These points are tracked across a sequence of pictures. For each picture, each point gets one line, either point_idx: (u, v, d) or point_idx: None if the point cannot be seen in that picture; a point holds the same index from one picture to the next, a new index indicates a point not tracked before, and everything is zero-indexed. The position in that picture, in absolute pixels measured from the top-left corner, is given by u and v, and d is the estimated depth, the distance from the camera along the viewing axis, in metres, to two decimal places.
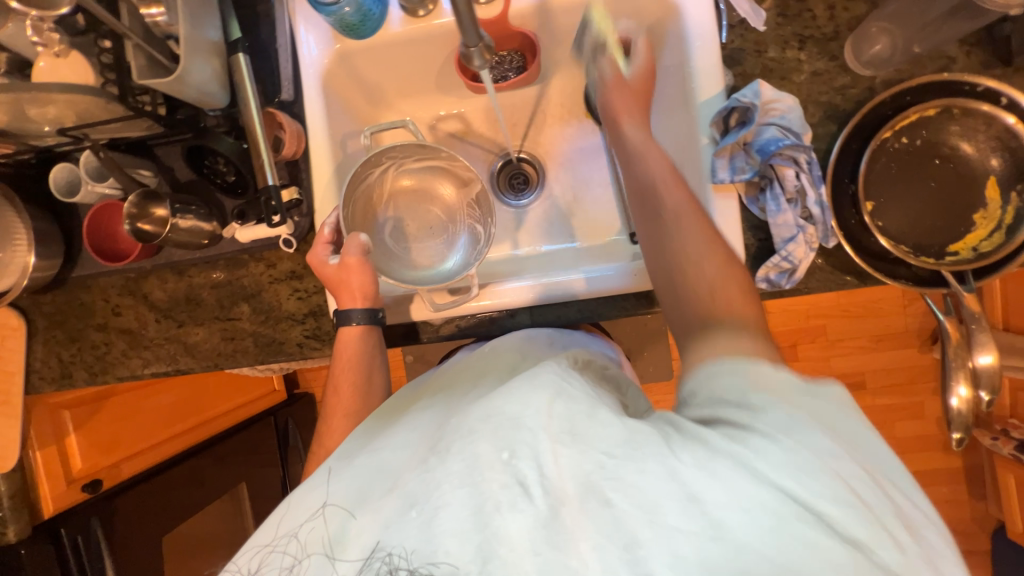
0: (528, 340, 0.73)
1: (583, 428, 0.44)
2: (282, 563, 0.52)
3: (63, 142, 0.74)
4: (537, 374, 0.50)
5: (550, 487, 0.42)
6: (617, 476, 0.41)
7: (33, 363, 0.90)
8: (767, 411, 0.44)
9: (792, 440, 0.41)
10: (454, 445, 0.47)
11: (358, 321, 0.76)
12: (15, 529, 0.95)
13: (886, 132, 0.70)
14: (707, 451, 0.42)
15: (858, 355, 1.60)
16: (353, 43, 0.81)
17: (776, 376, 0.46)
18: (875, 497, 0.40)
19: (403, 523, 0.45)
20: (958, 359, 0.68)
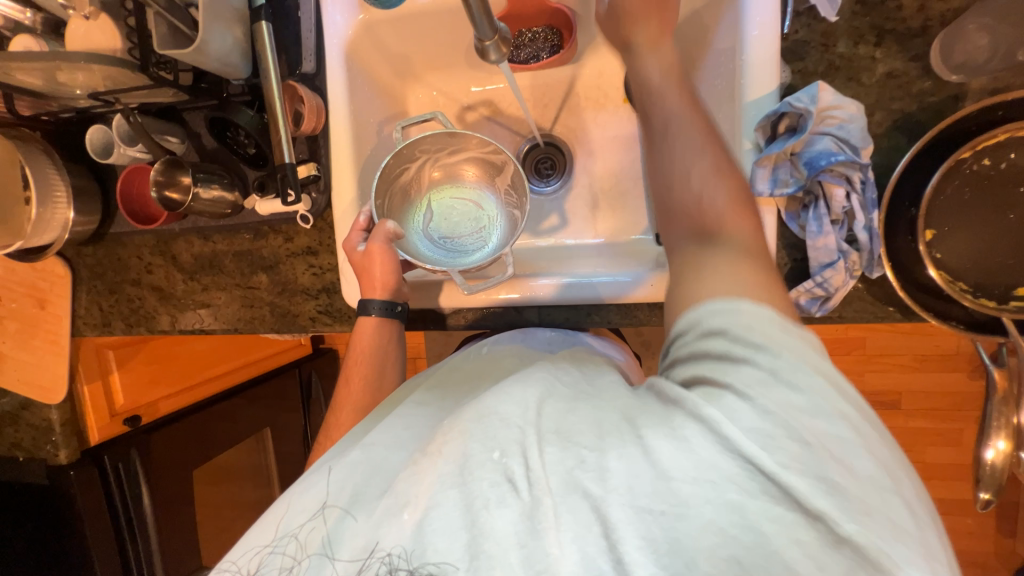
0: (528, 343, 0.72)
1: (569, 425, 0.42)
2: (282, 564, 0.48)
3: (97, 105, 0.76)
4: (527, 373, 0.48)
5: (530, 482, 0.40)
6: (593, 466, 0.39)
7: (78, 310, 0.97)
8: (760, 367, 0.39)
9: (782, 407, 0.37)
10: (443, 437, 0.45)
11: (376, 313, 0.74)
12: (65, 452, 1.08)
13: (967, 152, 0.60)
14: (683, 420, 0.39)
15: (898, 374, 1.45)
16: (380, 13, 0.77)
17: (778, 327, 0.41)
18: (872, 476, 0.37)
19: (395, 522, 0.44)
20: (1000, 414, 0.61)
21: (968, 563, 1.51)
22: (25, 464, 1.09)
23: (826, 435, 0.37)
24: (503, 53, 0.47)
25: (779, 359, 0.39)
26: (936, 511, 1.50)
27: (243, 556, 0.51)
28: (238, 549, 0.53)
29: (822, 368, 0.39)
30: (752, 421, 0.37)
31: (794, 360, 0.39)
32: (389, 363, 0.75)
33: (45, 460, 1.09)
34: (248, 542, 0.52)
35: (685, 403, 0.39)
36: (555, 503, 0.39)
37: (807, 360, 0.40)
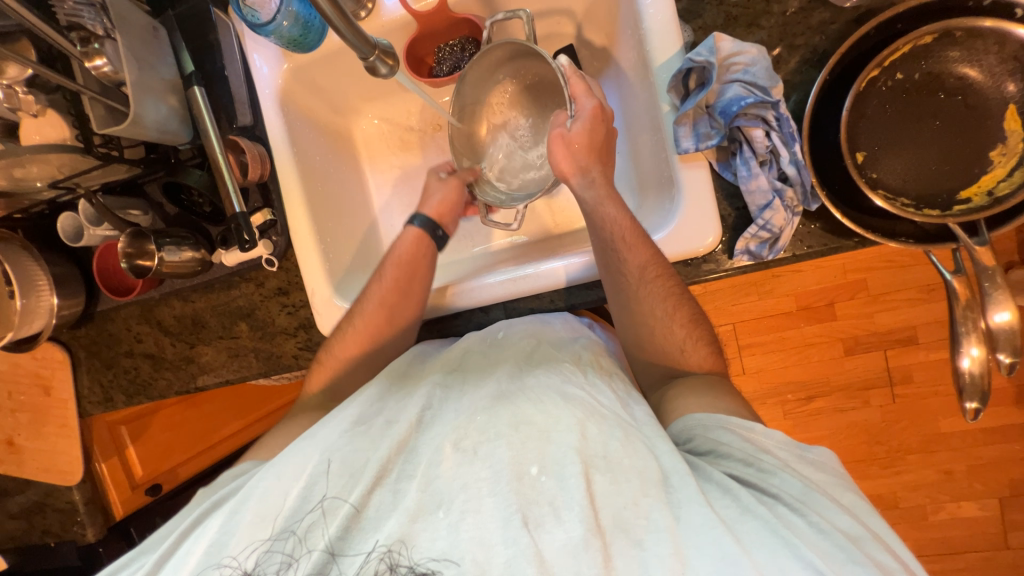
0: (542, 323, 0.72)
1: (616, 457, 0.52)
2: (278, 559, 0.52)
3: (60, 193, 0.81)
4: (568, 393, 0.59)
5: (586, 518, 0.48)
6: (644, 514, 0.49)
7: (81, 390, 1.01)
8: (777, 474, 0.52)
9: (809, 508, 0.49)
10: (483, 448, 0.54)
11: (419, 227, 0.81)
12: (93, 530, 1.10)
13: (875, 71, 0.61)
14: (737, 506, 0.49)
15: (907, 308, 1.41)
16: (304, 57, 0.81)
17: (777, 441, 0.56)
18: (886, 556, 0.46)
19: (428, 521, 0.51)
20: (968, 321, 0.60)
21: None
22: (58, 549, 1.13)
23: (857, 542, 0.47)
24: (390, 65, 0.50)
25: (795, 475, 0.52)
26: (979, 442, 1.43)
27: (230, 533, 0.54)
28: (217, 519, 0.55)
29: (830, 488, 0.53)
30: (798, 523, 0.47)
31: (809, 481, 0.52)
32: (425, 271, 0.80)
33: (74, 541, 1.11)
34: (240, 532, 0.53)
35: (739, 495, 0.50)
36: (608, 540, 0.48)
37: (815, 478, 0.53)
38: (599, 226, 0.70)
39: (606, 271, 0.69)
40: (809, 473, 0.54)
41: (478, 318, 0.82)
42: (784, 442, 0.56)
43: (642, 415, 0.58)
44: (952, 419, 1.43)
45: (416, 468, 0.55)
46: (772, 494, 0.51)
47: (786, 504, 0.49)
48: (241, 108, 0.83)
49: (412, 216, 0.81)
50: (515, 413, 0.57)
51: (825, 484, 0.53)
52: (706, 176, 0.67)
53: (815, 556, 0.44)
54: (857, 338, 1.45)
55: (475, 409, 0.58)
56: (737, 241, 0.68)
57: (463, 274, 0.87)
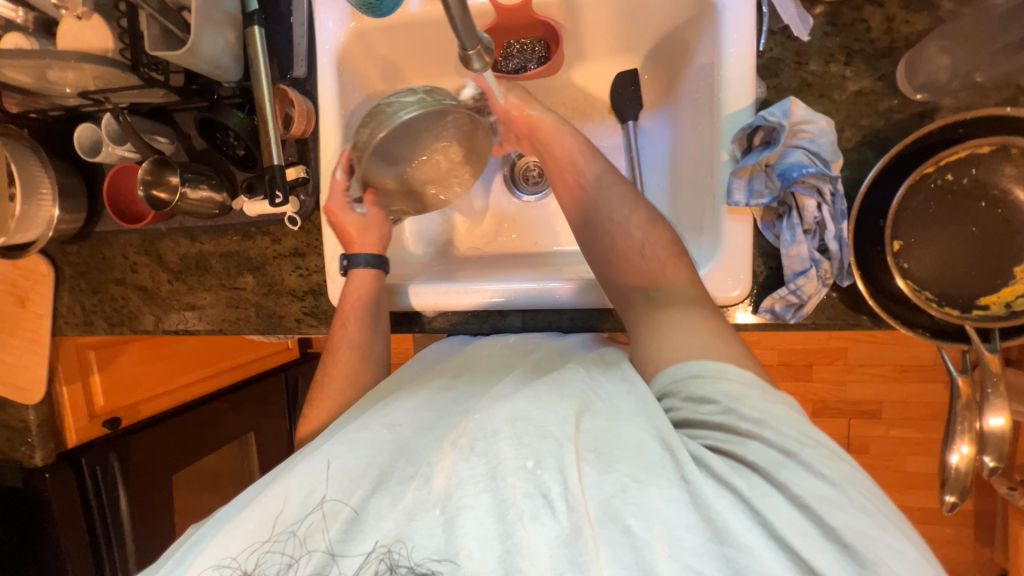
0: (559, 340, 0.74)
1: (604, 445, 0.51)
2: (280, 560, 0.51)
3: (86, 103, 0.77)
4: (564, 386, 0.58)
5: (575, 509, 0.48)
6: (632, 497, 0.48)
7: (60, 308, 0.95)
8: (755, 437, 0.49)
9: (788, 474, 0.46)
10: (478, 444, 0.53)
11: (366, 265, 0.77)
12: (42, 453, 1.05)
13: (931, 167, 0.63)
14: (715, 481, 0.48)
15: (878, 384, 1.47)
16: (371, 21, 0.78)
17: (746, 379, 0.52)
18: (870, 524, 0.44)
19: (424, 519, 0.50)
20: (965, 420, 0.64)
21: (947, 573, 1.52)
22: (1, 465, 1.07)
23: (834, 506, 0.45)
24: (486, 62, 0.50)
25: (774, 432, 0.49)
26: (917, 521, 1.51)
27: (230, 540, 0.53)
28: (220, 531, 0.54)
29: (809, 430, 0.50)
30: (775, 497, 0.46)
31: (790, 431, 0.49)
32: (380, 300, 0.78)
33: (20, 461, 1.06)
34: (242, 531, 0.53)
35: (711, 465, 0.48)
36: (597, 530, 0.47)
37: (793, 422, 0.50)
38: (589, 178, 0.73)
39: (586, 225, 0.73)
40: (782, 411, 0.50)
41: (492, 319, 0.82)
42: (755, 382, 0.52)
43: (627, 400, 0.55)
44: (897, 494, 1.50)
45: (416, 470, 0.54)
46: (748, 462, 0.48)
47: (762, 473, 0.47)
48: (298, 58, 0.80)
49: (352, 258, 0.77)
50: (512, 407, 0.55)
51: (805, 426, 0.50)
52: (748, 231, 0.68)
53: (782, 526, 0.44)
54: (827, 403, 1.51)
55: (474, 412, 0.58)
56: (764, 299, 0.70)
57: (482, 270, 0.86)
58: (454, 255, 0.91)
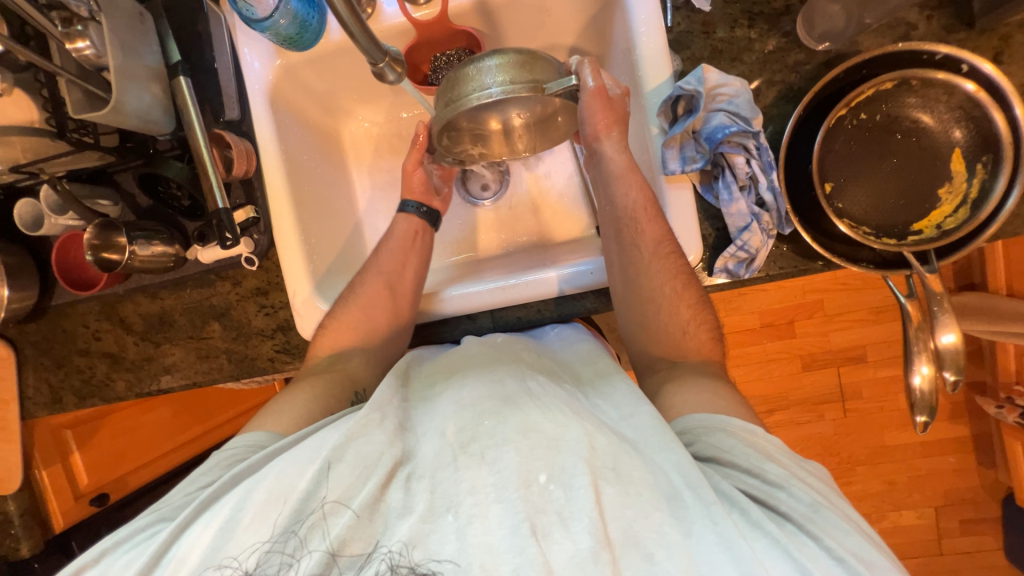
0: (535, 340, 0.77)
1: (625, 468, 0.51)
2: (279, 560, 0.50)
3: (21, 178, 0.77)
4: (580, 412, 0.57)
5: (595, 532, 0.48)
6: (654, 527, 0.48)
7: (26, 390, 0.93)
8: (784, 488, 0.53)
9: (818, 526, 0.50)
10: (490, 452, 0.53)
11: (414, 212, 0.84)
12: (28, 544, 1.01)
13: (843, 109, 0.66)
14: (747, 522, 0.49)
15: (858, 328, 1.51)
16: (295, 55, 0.80)
17: (775, 447, 0.57)
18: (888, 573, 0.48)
19: (438, 525, 0.50)
20: (920, 341, 0.66)
21: (958, 501, 1.55)
22: None
23: (868, 565, 0.48)
24: (398, 72, 0.52)
25: (802, 488, 0.53)
26: (920, 455, 1.54)
27: (240, 516, 0.53)
28: (231, 498, 0.54)
29: (833, 497, 0.55)
30: (809, 544, 0.48)
31: (815, 492, 0.54)
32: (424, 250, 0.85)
33: (6, 556, 1.01)
34: (241, 531, 0.52)
35: (747, 510, 0.50)
36: (616, 553, 0.47)
37: (817, 486, 0.55)
38: (621, 195, 0.73)
39: (618, 241, 0.72)
40: (807, 476, 0.55)
41: (466, 325, 0.83)
42: (784, 451, 0.57)
43: (647, 423, 0.57)
44: (895, 432, 1.54)
45: (424, 472, 0.54)
46: (781, 512, 0.51)
47: (796, 522, 0.50)
48: (228, 101, 0.81)
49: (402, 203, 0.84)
50: (524, 418, 0.55)
51: (827, 491, 0.55)
52: (690, 197, 0.71)
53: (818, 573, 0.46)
54: (814, 355, 1.54)
55: (483, 412, 0.56)
56: (717, 260, 0.73)
57: (463, 274, 0.88)
58: (436, 257, 0.93)
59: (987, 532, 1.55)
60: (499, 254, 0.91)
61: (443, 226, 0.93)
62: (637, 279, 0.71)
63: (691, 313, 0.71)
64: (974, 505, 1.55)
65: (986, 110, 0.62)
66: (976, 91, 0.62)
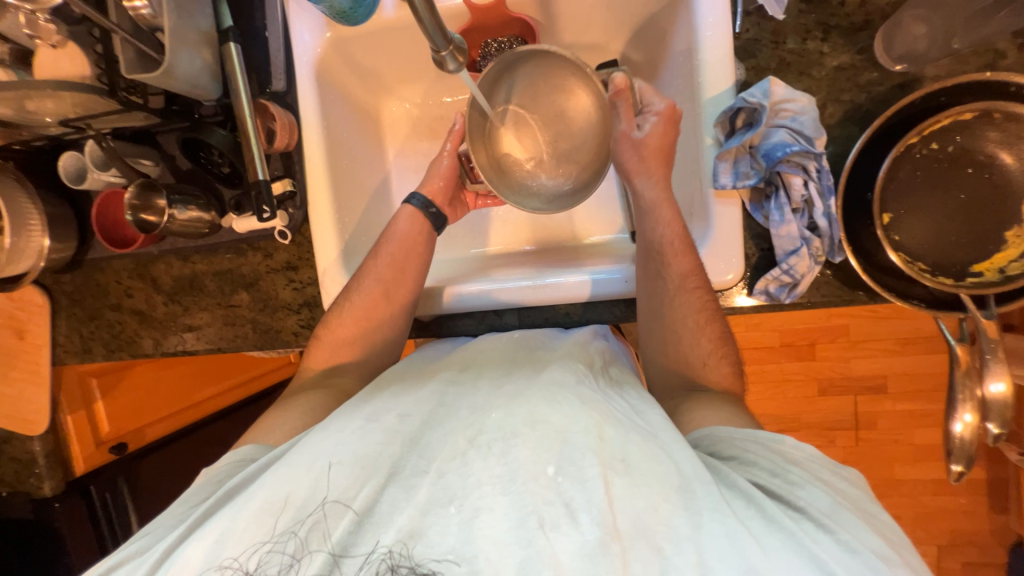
0: (558, 334, 0.76)
1: (635, 459, 0.51)
2: (280, 561, 0.50)
3: (68, 131, 0.78)
4: (584, 395, 0.58)
5: (603, 522, 0.47)
6: (664, 520, 0.47)
7: (58, 337, 0.96)
8: (804, 486, 0.51)
9: (838, 523, 0.48)
10: (497, 445, 0.53)
11: (416, 205, 0.81)
12: (49, 484, 1.04)
13: (915, 137, 0.63)
14: (763, 520, 0.48)
15: (883, 358, 1.47)
16: (346, 30, 0.78)
17: (802, 453, 0.56)
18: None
19: (440, 516, 0.50)
20: (965, 389, 0.63)
21: (963, 543, 1.51)
22: (9, 497, 1.07)
23: (889, 561, 0.46)
24: (460, 62, 0.50)
25: (822, 489, 0.52)
26: (930, 493, 1.51)
27: (236, 526, 0.52)
28: (227, 512, 0.53)
29: (862, 504, 0.53)
30: (824, 539, 0.47)
31: (838, 495, 0.52)
32: (425, 249, 0.81)
33: (29, 493, 1.05)
34: (242, 532, 0.52)
35: (762, 505, 0.49)
36: (625, 545, 0.46)
37: (842, 491, 0.53)
38: (650, 228, 0.70)
39: (647, 273, 0.70)
40: (832, 479, 0.54)
41: (490, 320, 0.82)
42: (813, 456, 0.56)
43: (658, 421, 0.56)
44: (908, 467, 1.50)
45: (429, 464, 0.54)
46: (798, 507, 0.50)
47: (813, 519, 0.49)
48: (275, 73, 0.81)
49: (409, 194, 0.82)
50: (530, 410, 0.55)
51: (854, 498, 0.53)
52: (737, 214, 0.68)
53: (835, 566, 0.44)
54: (832, 380, 1.50)
55: (492, 407, 0.57)
56: (758, 280, 0.70)
57: (487, 264, 0.87)
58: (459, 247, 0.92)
59: None
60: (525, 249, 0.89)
61: (472, 216, 0.92)
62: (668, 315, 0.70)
63: (720, 334, 0.69)
64: (980, 548, 1.51)
65: None
66: None
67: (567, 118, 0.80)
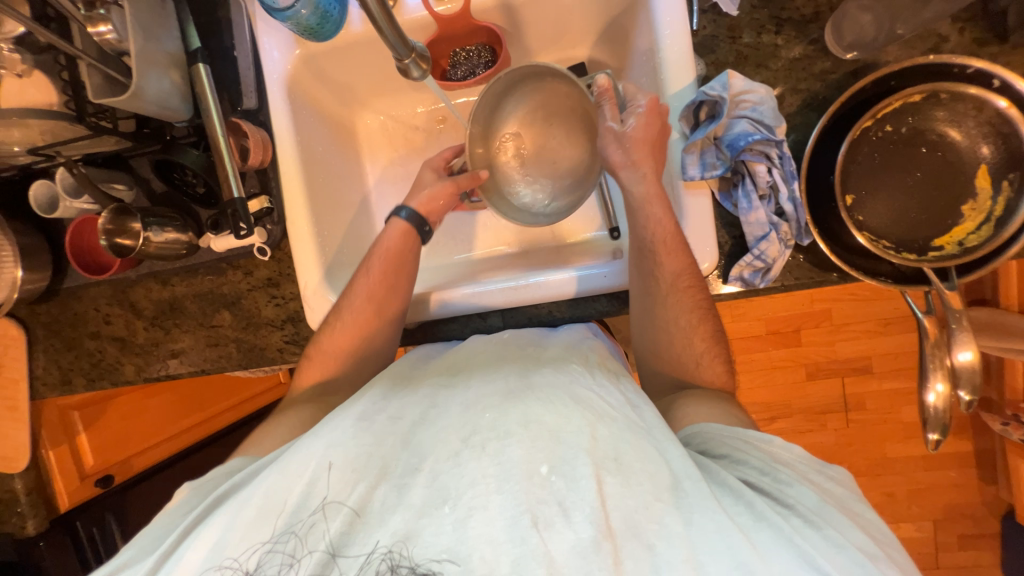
0: (547, 332, 0.77)
1: (627, 458, 0.51)
2: (280, 560, 0.50)
3: (39, 159, 0.77)
4: (579, 396, 0.58)
5: (596, 521, 0.48)
6: (656, 518, 0.48)
7: (35, 370, 0.93)
8: (793, 485, 0.52)
9: (826, 522, 0.49)
10: (491, 445, 0.53)
11: (408, 219, 0.80)
12: (33, 523, 1.02)
13: (869, 120, 0.66)
14: (752, 516, 0.49)
15: (865, 339, 1.50)
16: (315, 46, 0.79)
17: (791, 454, 0.57)
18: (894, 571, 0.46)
19: (434, 517, 0.49)
20: (936, 358, 0.66)
21: (957, 516, 1.54)
22: None
23: (874, 559, 0.47)
24: (423, 69, 0.52)
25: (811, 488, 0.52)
26: (921, 468, 1.53)
27: (234, 533, 0.52)
28: (226, 513, 0.53)
29: (848, 503, 0.54)
30: (812, 536, 0.47)
31: (826, 495, 0.53)
32: (412, 263, 0.80)
33: (12, 534, 1.03)
34: (242, 531, 0.52)
35: (752, 501, 0.50)
36: (618, 543, 0.47)
37: (830, 490, 0.54)
38: (640, 226, 0.71)
39: (639, 269, 0.71)
40: (820, 479, 0.55)
41: (476, 323, 0.82)
42: (802, 458, 0.57)
43: (652, 418, 0.57)
44: (897, 445, 1.53)
45: (421, 462, 0.54)
46: (787, 504, 0.51)
47: (801, 516, 0.49)
48: (246, 91, 0.81)
49: (397, 208, 0.81)
50: (524, 412, 0.55)
51: (842, 496, 0.54)
52: (707, 203, 0.70)
53: (822, 562, 0.45)
54: (818, 364, 1.53)
55: (486, 406, 0.57)
56: (732, 267, 0.72)
57: (473, 270, 0.88)
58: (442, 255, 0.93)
59: (986, 549, 1.54)
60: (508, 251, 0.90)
61: (452, 223, 0.92)
62: (662, 310, 0.71)
63: (700, 322, 0.71)
64: (974, 520, 1.54)
65: (1016, 127, 0.60)
66: (1008, 109, 0.60)
67: (561, 158, 0.83)
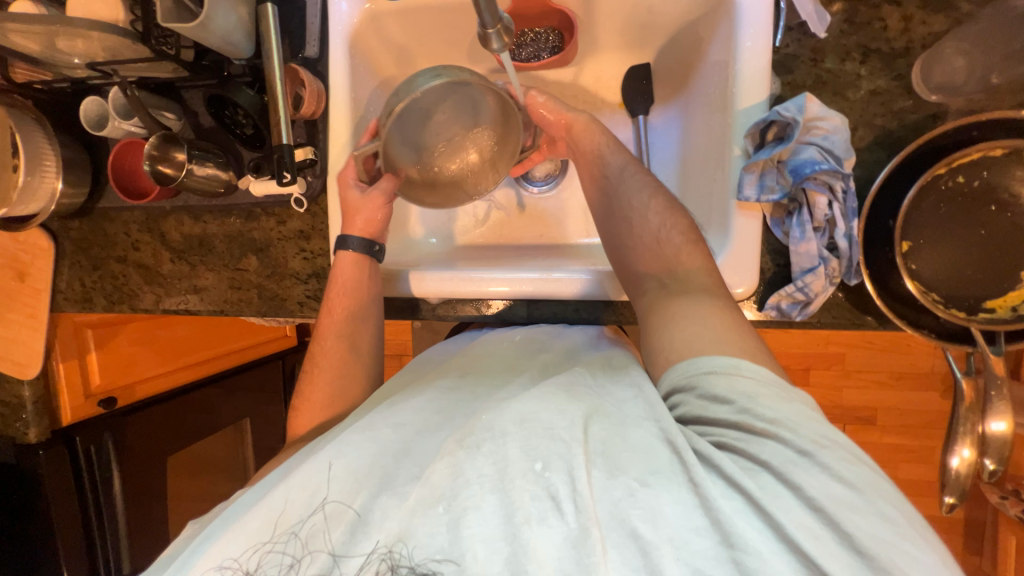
0: (558, 331, 0.76)
1: (614, 450, 0.49)
2: (282, 561, 0.50)
3: (93, 75, 0.78)
4: (574, 389, 0.56)
5: (584, 512, 0.47)
6: (637, 502, 0.46)
7: (59, 284, 0.95)
8: (770, 439, 0.47)
9: (804, 477, 0.45)
10: (485, 443, 0.51)
11: (354, 249, 0.77)
12: (35, 431, 1.03)
13: (942, 168, 0.63)
14: (725, 483, 0.46)
15: (875, 390, 1.48)
16: (385, 4, 0.78)
17: (765, 381, 0.50)
18: (886, 527, 0.42)
19: (429, 517, 0.49)
20: (967, 422, 0.63)
21: None
22: None
23: (856, 511, 0.43)
24: (505, 42, 0.50)
25: (793, 431, 0.47)
26: None
27: (237, 533, 0.52)
28: (230, 526, 0.53)
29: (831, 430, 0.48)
30: (785, 496, 0.44)
31: (809, 430, 0.47)
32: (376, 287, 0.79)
33: (14, 438, 1.04)
34: (243, 532, 0.52)
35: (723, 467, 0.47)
36: (605, 533, 0.46)
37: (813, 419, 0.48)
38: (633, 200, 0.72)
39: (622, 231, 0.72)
40: (802, 413, 0.48)
41: (498, 309, 0.82)
42: (776, 383, 0.50)
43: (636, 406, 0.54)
44: None
45: (421, 470, 0.53)
46: (761, 461, 0.46)
47: (775, 472, 0.45)
48: (309, 38, 0.80)
49: (342, 239, 0.76)
50: (520, 409, 0.54)
51: (825, 424, 0.48)
52: (757, 228, 0.69)
53: (792, 528, 0.43)
54: (824, 408, 1.51)
55: (484, 411, 0.56)
56: (771, 295, 0.70)
57: (483, 257, 0.88)
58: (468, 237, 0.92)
59: None
60: (533, 243, 0.90)
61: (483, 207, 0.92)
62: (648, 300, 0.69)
63: None
64: None
65: None
66: None
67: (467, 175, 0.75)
